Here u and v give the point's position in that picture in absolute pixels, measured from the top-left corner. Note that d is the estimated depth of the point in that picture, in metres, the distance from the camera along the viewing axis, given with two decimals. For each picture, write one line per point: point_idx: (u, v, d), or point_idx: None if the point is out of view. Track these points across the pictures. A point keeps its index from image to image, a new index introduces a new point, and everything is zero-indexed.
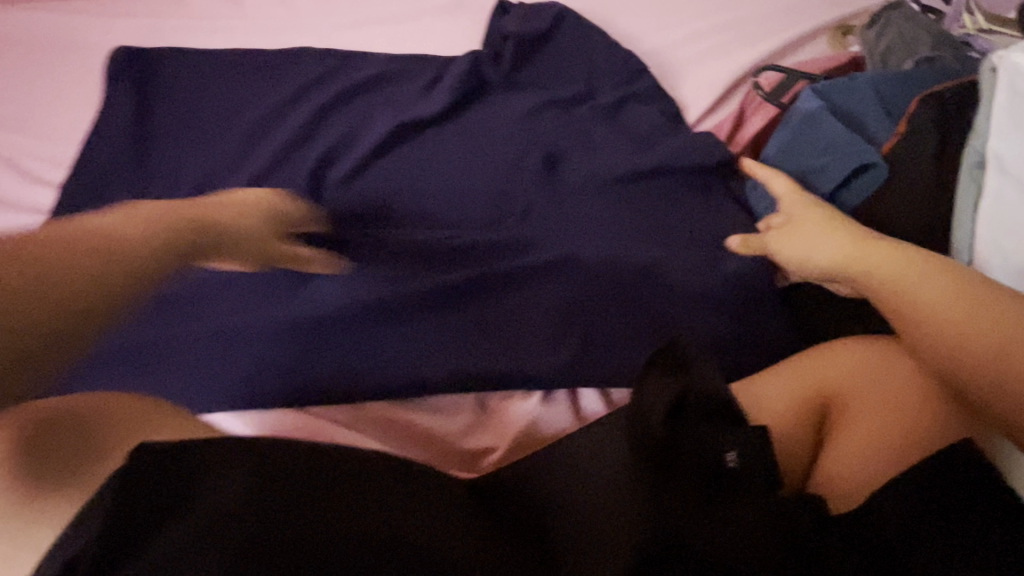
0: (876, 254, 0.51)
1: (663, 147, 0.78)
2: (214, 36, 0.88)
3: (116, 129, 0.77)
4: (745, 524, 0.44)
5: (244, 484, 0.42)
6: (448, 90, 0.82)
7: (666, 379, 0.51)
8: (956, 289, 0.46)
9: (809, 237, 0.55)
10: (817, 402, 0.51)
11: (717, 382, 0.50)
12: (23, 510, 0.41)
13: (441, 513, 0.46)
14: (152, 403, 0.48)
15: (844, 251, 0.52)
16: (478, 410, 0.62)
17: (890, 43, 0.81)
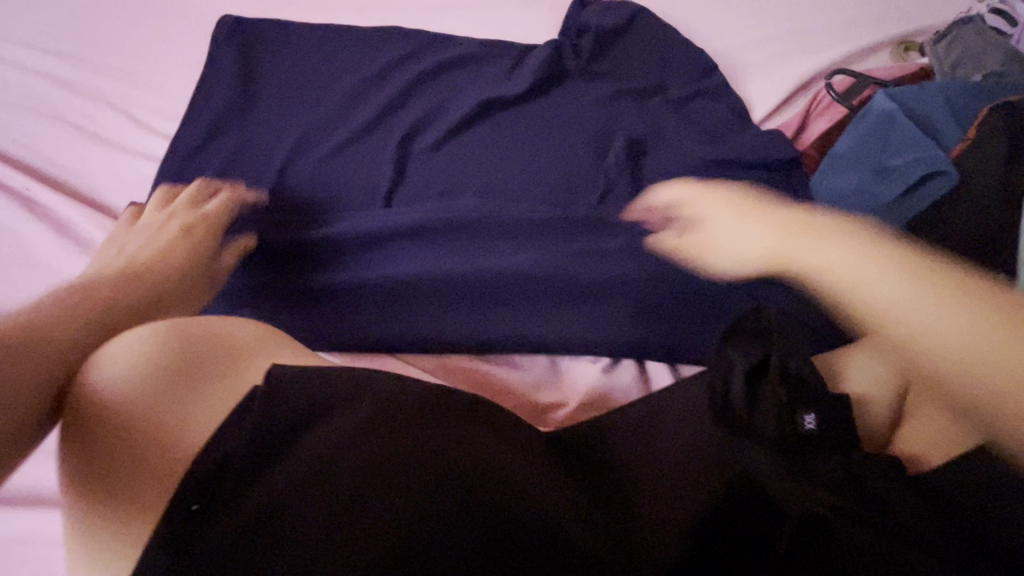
0: (818, 250, 0.53)
1: (730, 140, 0.82)
2: (312, 10, 0.94)
3: (222, 88, 0.83)
4: (814, 474, 0.49)
5: (366, 405, 0.48)
6: (529, 73, 0.86)
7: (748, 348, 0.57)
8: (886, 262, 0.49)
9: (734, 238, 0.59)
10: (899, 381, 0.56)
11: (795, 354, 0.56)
12: (179, 403, 0.47)
13: (530, 456, 0.51)
14: (267, 329, 0.56)
15: (760, 235, 0.57)
16: (549, 368, 0.68)
17: (958, 58, 0.85)
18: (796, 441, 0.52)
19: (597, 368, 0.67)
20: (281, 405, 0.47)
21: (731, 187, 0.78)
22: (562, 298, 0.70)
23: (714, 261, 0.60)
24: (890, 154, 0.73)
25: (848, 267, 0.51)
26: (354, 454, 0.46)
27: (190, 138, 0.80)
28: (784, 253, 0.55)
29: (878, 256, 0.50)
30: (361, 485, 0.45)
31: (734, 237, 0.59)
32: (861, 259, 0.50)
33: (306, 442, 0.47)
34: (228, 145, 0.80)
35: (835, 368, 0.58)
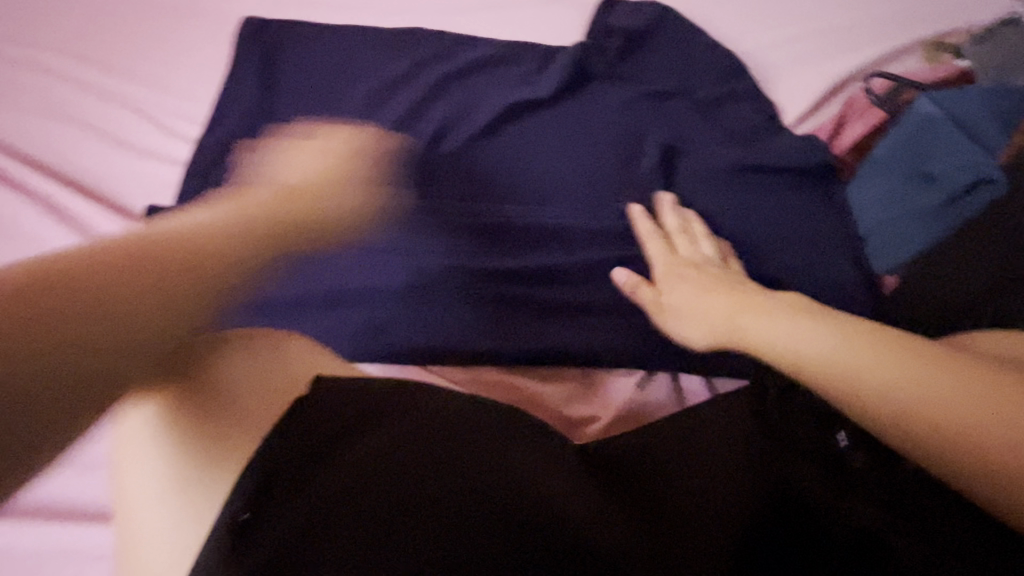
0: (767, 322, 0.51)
1: (762, 145, 0.80)
2: (334, 12, 0.93)
3: (245, 92, 0.82)
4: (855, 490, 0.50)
5: (411, 417, 0.48)
6: (555, 76, 0.84)
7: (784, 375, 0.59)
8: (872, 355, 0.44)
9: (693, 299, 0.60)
10: None
11: None
12: (221, 414, 0.47)
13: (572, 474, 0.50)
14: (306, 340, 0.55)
15: (710, 316, 0.57)
16: (580, 382, 0.66)
17: (1000, 58, 0.82)
18: (838, 461, 0.53)
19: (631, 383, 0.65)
20: (325, 413, 0.46)
21: (765, 193, 0.76)
22: (593, 306, 0.68)
23: (681, 334, 0.60)
24: (932, 159, 0.70)
25: (800, 336, 0.49)
26: (400, 464, 0.45)
27: (214, 142, 0.79)
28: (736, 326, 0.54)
29: (842, 336, 0.46)
30: (410, 497, 0.44)
31: (688, 317, 0.59)
32: (839, 348, 0.46)
33: (346, 456, 0.45)
34: (252, 149, 0.79)
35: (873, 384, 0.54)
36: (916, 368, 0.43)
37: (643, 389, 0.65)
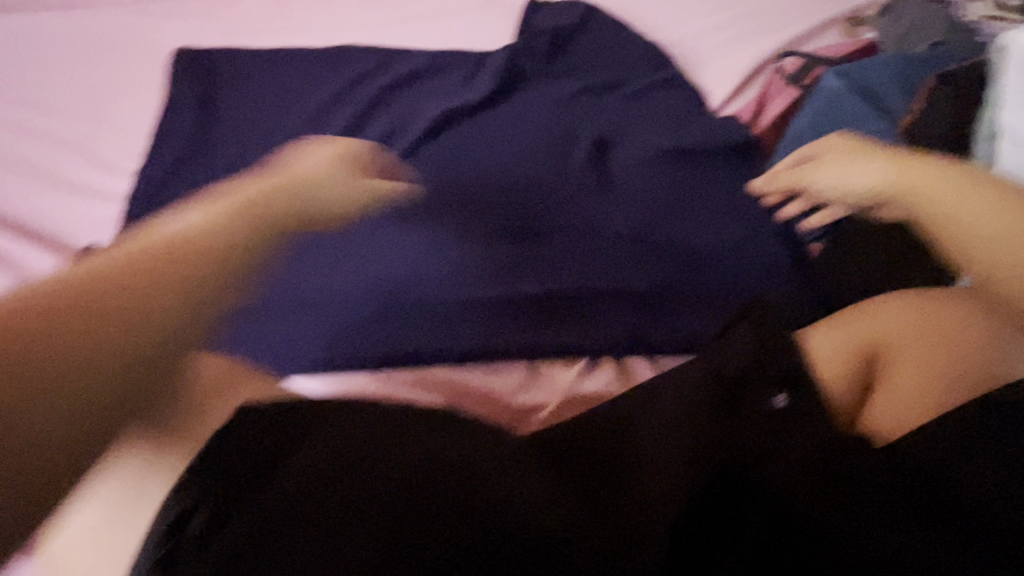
0: (916, 177, 0.58)
1: (692, 128, 0.83)
2: (268, 35, 0.94)
3: (183, 121, 0.83)
4: (790, 447, 0.49)
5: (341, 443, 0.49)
6: (488, 80, 0.87)
7: (750, 332, 0.56)
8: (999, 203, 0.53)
9: (844, 169, 0.63)
10: (865, 353, 0.55)
11: (755, 343, 0.55)
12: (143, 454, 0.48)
13: (517, 474, 0.51)
14: (226, 364, 0.54)
15: (873, 172, 0.60)
16: (528, 371, 0.66)
17: (903, 30, 0.86)
18: (775, 420, 0.51)
19: (573, 372, 0.66)
20: (248, 444, 0.49)
21: (696, 175, 0.79)
22: (536, 299, 0.69)
23: (834, 188, 0.64)
24: (841, 130, 0.74)
25: (960, 205, 0.55)
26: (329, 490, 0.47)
27: (154, 174, 0.79)
28: (890, 180, 0.59)
29: (999, 204, 0.53)
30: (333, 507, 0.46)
31: (846, 169, 0.63)
32: (979, 208, 0.54)
33: (282, 476, 0.47)
34: (191, 177, 0.79)
35: (808, 345, 0.57)
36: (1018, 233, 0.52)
37: (585, 378, 0.66)
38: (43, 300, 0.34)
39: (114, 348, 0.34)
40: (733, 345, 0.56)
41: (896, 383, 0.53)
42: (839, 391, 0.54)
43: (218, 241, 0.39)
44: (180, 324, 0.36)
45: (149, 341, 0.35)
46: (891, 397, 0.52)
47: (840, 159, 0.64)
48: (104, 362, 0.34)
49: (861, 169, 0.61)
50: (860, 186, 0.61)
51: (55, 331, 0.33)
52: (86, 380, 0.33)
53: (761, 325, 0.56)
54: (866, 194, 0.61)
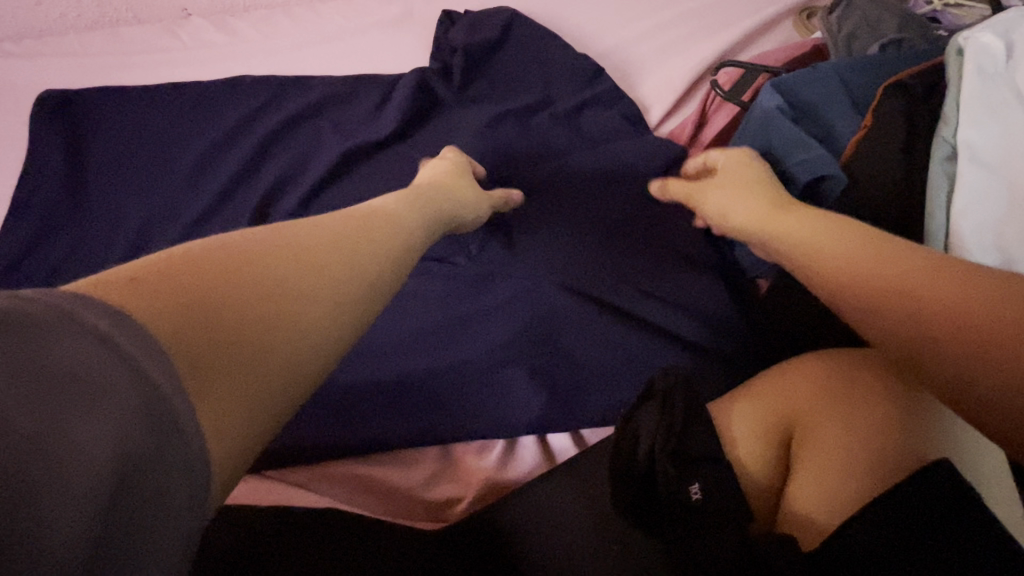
0: (780, 221, 0.51)
1: (623, 155, 0.74)
2: (152, 70, 0.84)
3: (47, 180, 0.73)
4: (698, 558, 0.45)
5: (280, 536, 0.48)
6: (396, 111, 0.77)
7: (664, 411, 0.51)
8: (869, 241, 0.44)
9: (725, 197, 0.58)
10: (781, 429, 0.51)
11: (665, 423, 0.50)
12: None
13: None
14: None
15: (745, 205, 0.55)
16: (439, 458, 0.59)
17: (855, 27, 0.77)
18: (693, 516, 0.47)
19: (489, 457, 0.59)
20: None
21: (627, 210, 0.71)
22: (449, 371, 0.61)
23: (714, 216, 0.59)
24: (775, 157, 0.65)
25: (819, 243, 0.47)
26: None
27: (15, 243, 0.71)
28: (755, 220, 0.54)
29: (853, 230, 0.46)
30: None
31: (725, 199, 0.58)
32: (844, 245, 0.45)
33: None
34: (59, 244, 0.71)
35: (723, 426, 0.53)
36: (890, 266, 0.42)
37: (504, 464, 0.59)
38: (201, 262, 0.32)
39: (278, 305, 0.32)
40: (646, 425, 0.51)
41: (812, 466, 0.47)
42: (755, 470, 0.51)
43: (345, 222, 0.40)
44: (349, 288, 0.36)
45: (322, 296, 0.34)
46: (807, 483, 0.47)
47: (722, 187, 0.59)
48: (325, 309, 0.34)
49: (736, 201, 0.56)
50: (733, 220, 0.56)
51: (195, 291, 0.30)
52: (330, 329, 0.34)
53: (674, 401, 0.51)
54: (737, 226, 0.56)
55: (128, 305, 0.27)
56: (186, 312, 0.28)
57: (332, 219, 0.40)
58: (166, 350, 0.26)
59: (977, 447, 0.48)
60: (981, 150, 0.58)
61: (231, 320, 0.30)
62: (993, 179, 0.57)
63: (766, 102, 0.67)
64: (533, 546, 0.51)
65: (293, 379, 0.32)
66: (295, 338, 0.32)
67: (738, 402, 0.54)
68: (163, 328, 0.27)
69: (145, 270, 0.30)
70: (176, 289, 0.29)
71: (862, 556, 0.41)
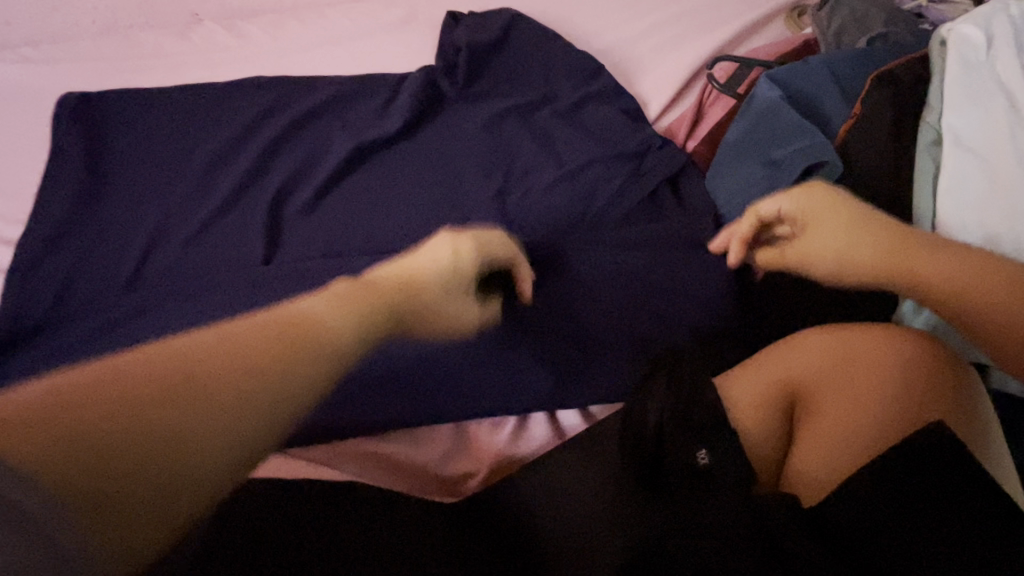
0: (925, 262, 0.50)
1: (624, 147, 0.77)
2: (166, 73, 0.87)
3: (66, 178, 0.76)
4: (708, 519, 0.46)
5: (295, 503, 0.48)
6: (404, 108, 0.80)
7: (665, 385, 0.54)
8: (970, 265, 0.50)
9: (841, 236, 0.52)
10: (783, 396, 0.54)
11: (671, 397, 0.53)
12: None
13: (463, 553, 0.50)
14: None
15: (872, 250, 0.51)
16: (454, 435, 0.62)
17: (843, 22, 0.81)
18: (699, 479, 0.50)
19: (503, 433, 0.62)
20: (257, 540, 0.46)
21: (629, 201, 0.74)
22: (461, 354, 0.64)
23: (824, 263, 0.52)
24: (773, 147, 0.68)
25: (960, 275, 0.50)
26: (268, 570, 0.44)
27: (33, 239, 0.72)
28: (893, 264, 0.51)
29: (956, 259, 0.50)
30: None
31: (838, 242, 0.52)
32: (966, 275, 0.49)
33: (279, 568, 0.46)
34: (79, 239, 0.73)
35: (727, 396, 0.55)
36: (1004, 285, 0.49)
37: (518, 439, 0.62)
38: (83, 385, 0.28)
39: (186, 438, 0.28)
40: (654, 398, 0.54)
41: (815, 429, 0.50)
42: (758, 435, 0.53)
43: (280, 322, 0.34)
44: (272, 398, 0.31)
45: (242, 416, 0.30)
46: (809, 445, 0.50)
47: (831, 224, 0.53)
48: (232, 429, 0.29)
49: (864, 245, 0.51)
50: (860, 262, 0.51)
51: (80, 416, 0.27)
52: (235, 461, 0.29)
53: (678, 375, 0.55)
54: (860, 269, 0.52)
55: (8, 449, 0.25)
56: (52, 439, 0.26)
57: (275, 315, 0.34)
58: (37, 488, 0.25)
59: (973, 411, 0.50)
60: (964, 134, 0.61)
61: (103, 454, 0.27)
62: (976, 160, 0.60)
63: (768, 92, 0.70)
64: (541, 513, 0.54)
65: (182, 510, 0.28)
66: (182, 467, 0.28)
67: (739, 374, 0.56)
68: (31, 464, 0.25)
69: (45, 399, 0.27)
70: (55, 419, 0.26)
71: (868, 514, 0.44)
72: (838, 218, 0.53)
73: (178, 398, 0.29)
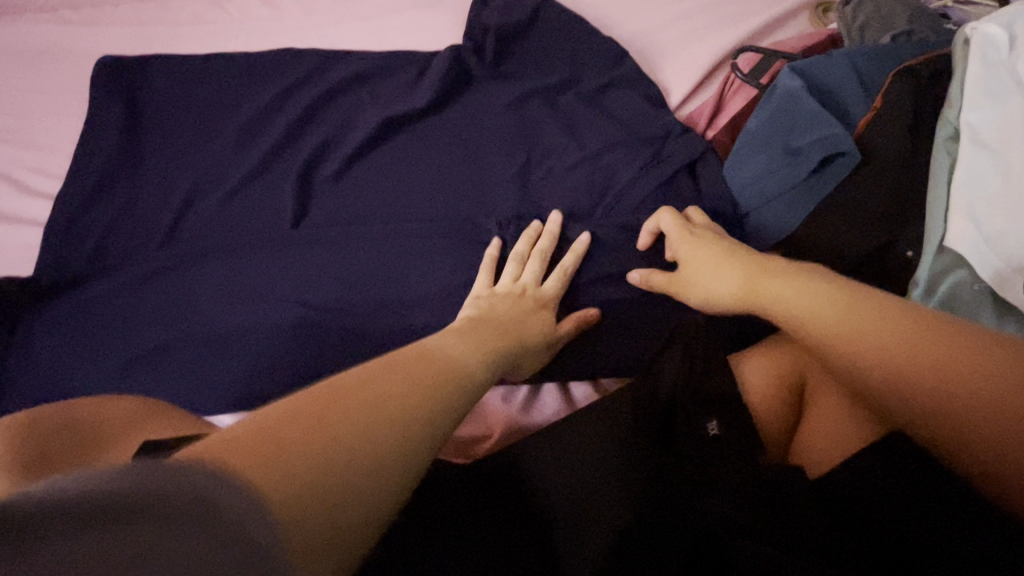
0: (780, 290, 0.49)
1: (644, 134, 0.79)
2: (200, 42, 0.89)
3: (104, 138, 0.78)
4: (710, 480, 0.50)
5: None
6: (433, 84, 0.82)
7: (676, 359, 0.58)
8: (847, 305, 0.45)
9: (711, 269, 0.56)
10: (797, 376, 0.55)
11: (681, 372, 0.56)
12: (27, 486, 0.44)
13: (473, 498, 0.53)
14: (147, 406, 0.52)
15: (728, 279, 0.54)
16: (470, 400, 0.65)
17: (869, 18, 0.82)
18: (706, 446, 0.52)
19: (517, 399, 0.65)
20: None
21: (651, 184, 0.75)
22: None
23: (701, 296, 0.56)
24: (793, 135, 0.70)
25: (803, 305, 0.47)
26: None
27: (74, 195, 0.75)
28: (754, 294, 0.51)
29: (817, 285, 0.47)
30: None
31: (710, 275, 0.56)
32: (837, 309, 0.45)
33: None
34: (116, 198, 0.76)
35: (740, 373, 0.57)
36: (870, 322, 0.44)
37: (531, 406, 0.65)
38: (284, 413, 0.32)
39: (368, 468, 0.32)
40: (666, 370, 0.58)
41: (825, 406, 0.52)
42: (768, 410, 0.55)
43: (426, 372, 0.39)
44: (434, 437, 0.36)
45: (412, 453, 0.34)
46: (818, 423, 0.52)
47: (702, 262, 0.58)
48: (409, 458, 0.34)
49: (722, 279, 0.54)
50: (725, 296, 0.54)
51: (297, 436, 0.31)
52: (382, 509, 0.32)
53: (691, 347, 0.58)
54: (725, 304, 0.54)
55: (230, 468, 0.28)
56: (272, 455, 0.30)
57: (421, 361, 0.40)
58: (265, 506, 0.28)
59: None
60: (982, 129, 0.62)
61: (314, 472, 0.30)
62: (993, 155, 0.61)
63: (791, 78, 0.71)
64: (552, 476, 0.55)
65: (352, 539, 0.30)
66: (367, 489, 0.31)
67: (754, 354, 0.58)
68: (249, 480, 0.28)
69: (259, 422, 0.31)
70: (270, 442, 0.30)
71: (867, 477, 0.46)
72: (709, 250, 0.58)
73: (384, 419, 0.34)
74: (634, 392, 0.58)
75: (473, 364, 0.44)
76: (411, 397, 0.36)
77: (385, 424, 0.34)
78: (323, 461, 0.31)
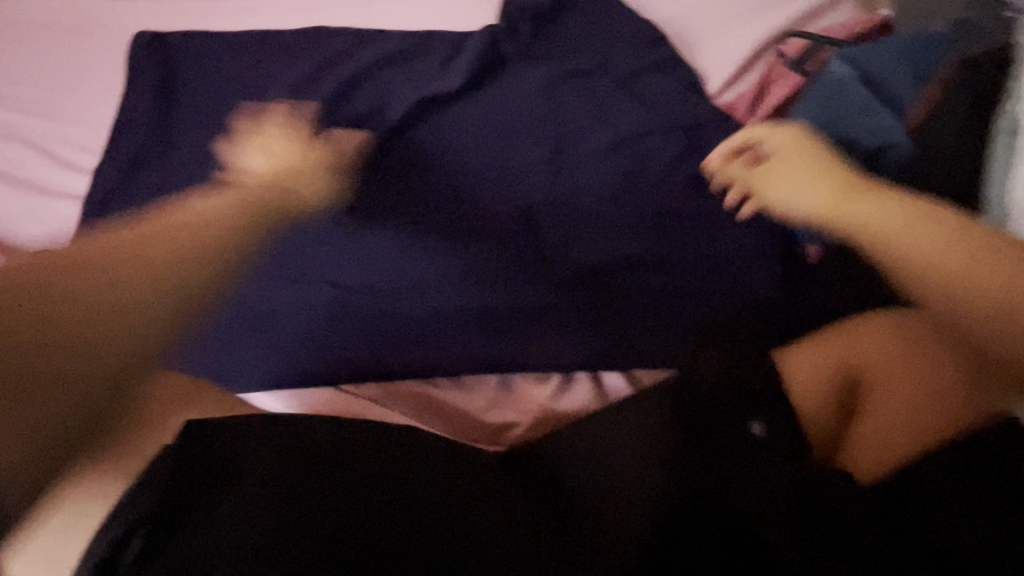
0: (879, 212, 0.47)
1: (682, 121, 0.77)
2: (235, 19, 0.89)
3: (141, 114, 0.79)
4: (754, 479, 0.47)
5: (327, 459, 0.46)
6: (466, 65, 0.81)
7: (716, 355, 0.55)
8: (958, 240, 0.44)
9: (796, 182, 0.53)
10: (844, 374, 0.54)
11: (720, 369, 0.53)
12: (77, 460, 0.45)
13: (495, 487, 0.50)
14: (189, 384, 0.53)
15: (816, 191, 0.51)
16: (501, 386, 0.65)
17: (923, 4, 0.78)
18: (750, 447, 0.49)
19: (548, 388, 0.64)
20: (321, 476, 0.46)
21: (685, 175, 0.74)
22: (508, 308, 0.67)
23: (778, 203, 0.54)
24: (843, 126, 0.69)
25: (905, 231, 0.46)
26: (300, 500, 0.44)
27: (110, 170, 0.76)
28: (847, 211, 0.49)
29: (920, 215, 0.46)
30: (296, 523, 0.43)
31: (794, 186, 0.53)
32: (947, 243, 0.44)
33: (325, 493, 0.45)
34: (150, 173, 0.77)
35: (784, 368, 0.55)
36: (979, 263, 0.43)
37: (562, 396, 0.64)
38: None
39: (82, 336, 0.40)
40: (705, 364, 0.54)
41: (873, 407, 0.52)
42: (812, 407, 0.54)
43: (169, 244, 0.45)
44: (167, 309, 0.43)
45: (143, 322, 0.42)
46: (867, 423, 0.51)
47: (788, 172, 0.54)
48: (134, 344, 0.41)
49: (812, 189, 0.52)
50: (808, 207, 0.52)
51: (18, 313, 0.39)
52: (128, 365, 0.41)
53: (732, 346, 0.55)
54: (805, 215, 0.52)
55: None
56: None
57: (171, 238, 0.45)
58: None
59: None
60: None
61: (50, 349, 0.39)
62: None
63: (843, 68, 0.70)
64: (584, 468, 0.54)
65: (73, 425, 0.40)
66: (85, 365, 0.40)
67: (797, 348, 0.57)
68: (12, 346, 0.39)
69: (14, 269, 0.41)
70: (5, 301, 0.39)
71: (921, 479, 0.45)
72: (798, 158, 0.54)
73: (119, 302, 0.41)
74: (671, 386, 0.56)
75: (227, 250, 0.47)
76: (158, 271, 0.43)
77: (130, 296, 0.42)
78: (75, 322, 0.40)
